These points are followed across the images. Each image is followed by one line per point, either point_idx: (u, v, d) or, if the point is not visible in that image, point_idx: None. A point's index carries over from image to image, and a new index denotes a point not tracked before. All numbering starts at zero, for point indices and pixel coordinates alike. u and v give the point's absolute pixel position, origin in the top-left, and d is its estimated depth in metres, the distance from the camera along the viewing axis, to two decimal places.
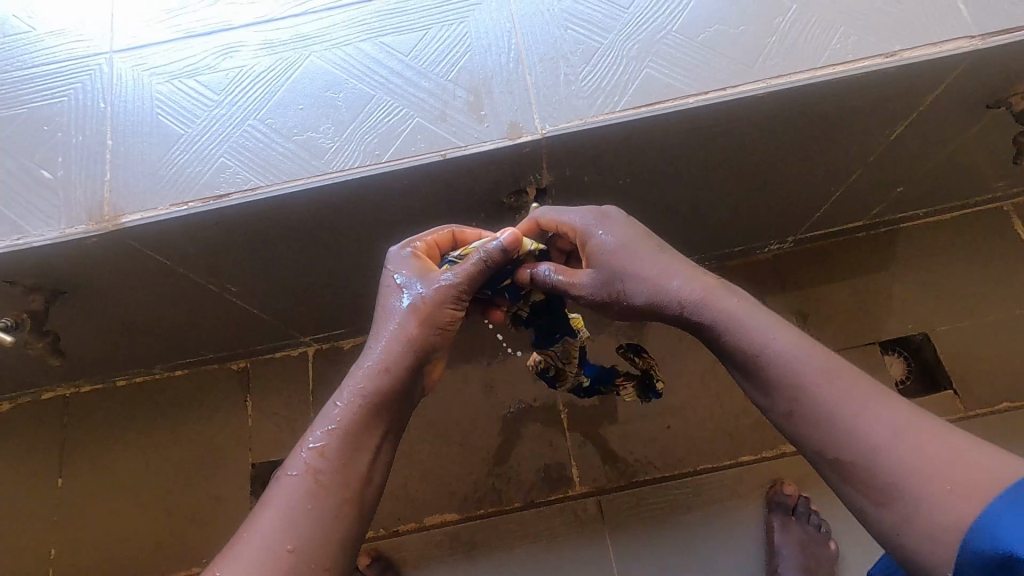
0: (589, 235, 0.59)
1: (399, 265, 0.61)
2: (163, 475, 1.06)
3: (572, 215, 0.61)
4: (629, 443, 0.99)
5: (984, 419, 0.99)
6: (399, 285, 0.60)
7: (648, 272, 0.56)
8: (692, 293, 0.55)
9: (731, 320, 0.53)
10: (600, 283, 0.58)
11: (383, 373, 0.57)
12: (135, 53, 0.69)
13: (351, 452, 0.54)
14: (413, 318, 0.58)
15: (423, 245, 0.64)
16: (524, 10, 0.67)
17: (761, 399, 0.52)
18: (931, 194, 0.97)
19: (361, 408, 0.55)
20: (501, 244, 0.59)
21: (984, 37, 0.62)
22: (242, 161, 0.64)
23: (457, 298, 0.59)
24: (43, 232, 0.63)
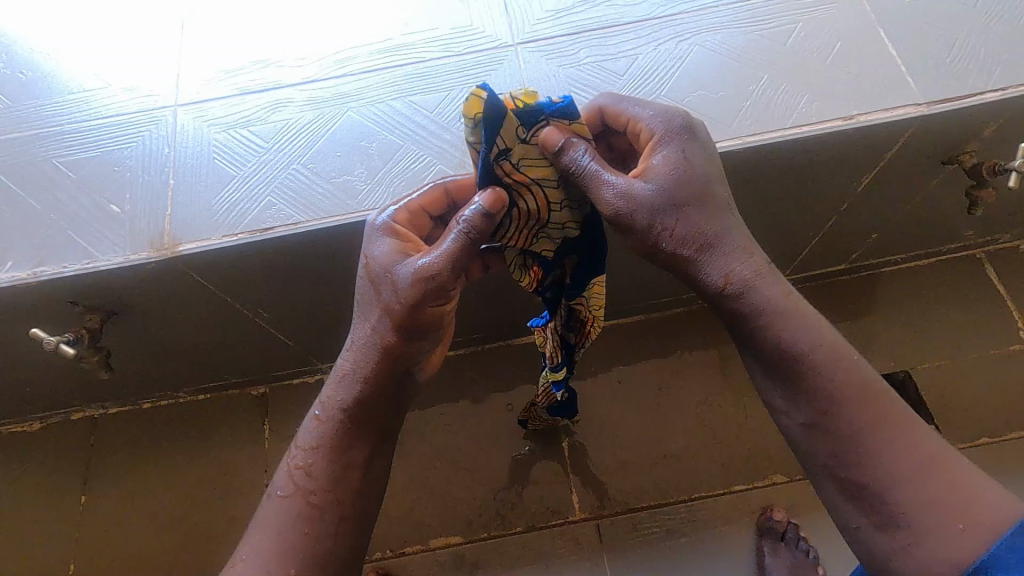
0: (660, 149, 0.54)
1: (374, 251, 0.58)
2: (182, 494, 1.11)
3: (654, 117, 0.55)
4: (628, 469, 1.04)
5: (970, 452, 1.04)
6: (374, 278, 0.58)
7: (702, 226, 0.53)
8: (743, 268, 0.54)
9: (780, 315, 0.55)
10: (638, 205, 0.52)
11: (360, 386, 0.59)
12: (197, 107, 0.79)
13: (339, 469, 0.60)
14: (389, 323, 0.57)
15: (401, 218, 0.60)
16: (534, 75, 0.78)
17: (785, 404, 0.58)
18: (905, 241, 1.05)
19: (337, 425, 0.60)
20: (483, 210, 0.53)
21: (930, 104, 0.71)
22: (286, 200, 0.73)
23: (435, 294, 0.55)
24: (109, 257, 0.72)
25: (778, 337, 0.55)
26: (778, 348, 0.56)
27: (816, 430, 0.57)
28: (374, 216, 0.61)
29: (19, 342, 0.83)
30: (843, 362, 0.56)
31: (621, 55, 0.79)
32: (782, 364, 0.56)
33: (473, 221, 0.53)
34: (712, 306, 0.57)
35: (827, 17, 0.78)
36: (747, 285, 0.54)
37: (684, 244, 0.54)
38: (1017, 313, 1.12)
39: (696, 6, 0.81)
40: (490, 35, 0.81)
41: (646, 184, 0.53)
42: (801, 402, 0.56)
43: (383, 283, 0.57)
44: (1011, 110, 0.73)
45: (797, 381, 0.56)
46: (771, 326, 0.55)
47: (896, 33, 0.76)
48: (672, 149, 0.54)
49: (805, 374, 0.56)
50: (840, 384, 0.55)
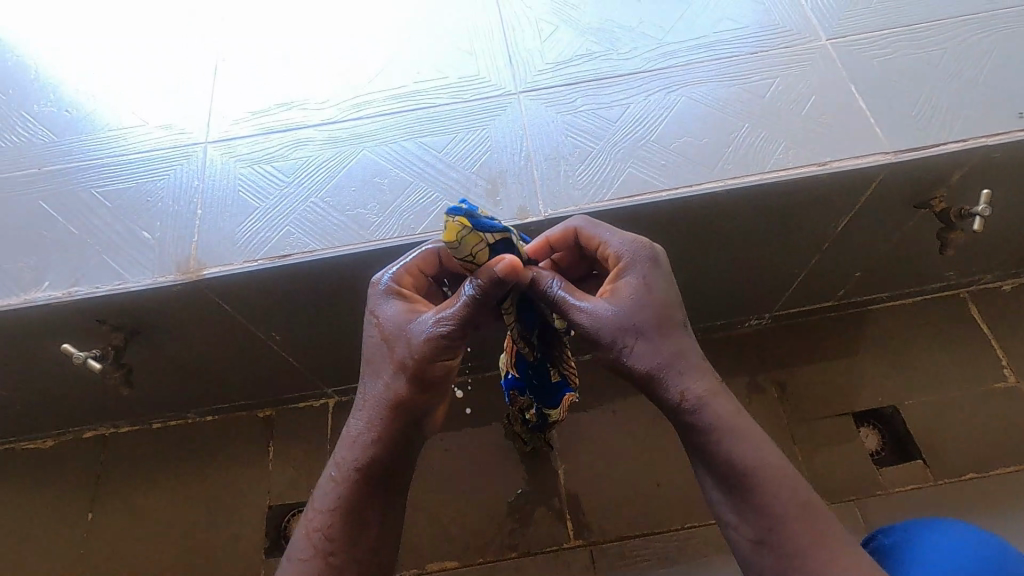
0: (624, 276, 0.59)
1: (383, 311, 0.62)
2: (183, 514, 1.12)
3: (623, 246, 0.60)
4: (620, 497, 1.07)
5: (955, 488, 1.01)
6: (388, 336, 0.61)
7: (656, 349, 0.56)
8: (698, 385, 0.57)
9: (735, 433, 0.57)
10: (602, 325, 0.56)
11: (373, 443, 0.61)
12: (226, 144, 0.87)
13: (357, 526, 0.61)
14: (402, 378, 0.60)
15: (401, 283, 0.63)
16: (535, 120, 0.85)
17: (734, 518, 0.57)
18: (890, 280, 1.08)
19: (350, 485, 0.61)
20: (497, 272, 0.54)
21: (897, 153, 0.78)
22: (302, 229, 0.80)
23: (446, 351, 0.59)
24: (139, 279, 0.78)
25: (731, 453, 0.56)
26: (732, 461, 0.56)
27: (764, 546, 0.56)
28: (379, 277, 0.64)
29: (51, 357, 0.89)
30: (791, 487, 0.56)
31: (614, 104, 0.86)
32: (730, 476, 0.56)
33: (485, 286, 0.55)
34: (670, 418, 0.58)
35: (804, 71, 0.86)
36: (701, 403, 0.56)
37: (645, 363, 0.56)
38: (1000, 352, 1.11)
39: (684, 61, 0.89)
40: (495, 84, 0.89)
41: (609, 306, 0.57)
42: (750, 516, 0.56)
43: (397, 341, 0.60)
44: (973, 160, 0.79)
45: (747, 494, 0.56)
46: (722, 442, 0.56)
47: (866, 87, 0.83)
48: (637, 277, 0.58)
49: (757, 488, 0.56)
50: (787, 503, 0.55)
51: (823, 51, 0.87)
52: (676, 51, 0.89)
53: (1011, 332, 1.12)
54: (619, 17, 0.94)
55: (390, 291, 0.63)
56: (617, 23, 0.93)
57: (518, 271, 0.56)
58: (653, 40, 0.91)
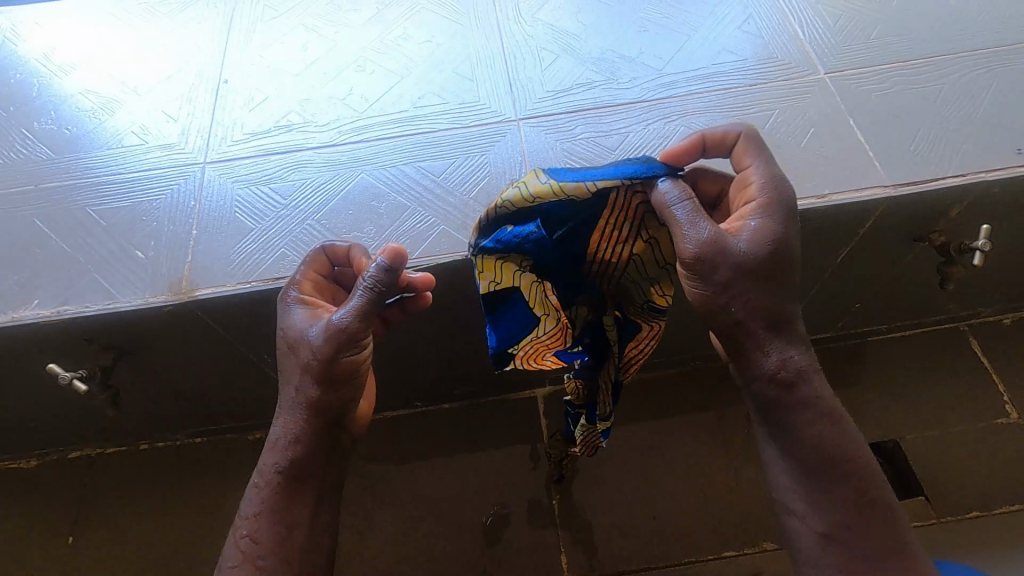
0: (759, 215, 0.56)
1: (288, 318, 0.63)
2: (158, 538, 1.03)
3: (767, 183, 0.57)
4: (616, 530, 0.98)
5: (958, 528, 0.96)
6: (291, 340, 0.62)
7: (765, 304, 0.54)
8: (799, 356, 0.55)
9: (826, 417, 0.55)
10: (722, 258, 0.53)
11: (289, 447, 0.61)
12: (225, 165, 0.87)
13: (283, 529, 0.60)
14: (310, 379, 0.60)
15: (307, 288, 0.65)
16: (534, 147, 0.85)
17: (804, 507, 0.56)
18: (893, 312, 1.05)
19: (272, 489, 0.61)
20: (384, 262, 0.56)
21: (895, 187, 0.78)
22: (298, 251, 0.79)
23: (348, 348, 0.59)
24: (131, 299, 0.77)
25: (815, 439, 0.55)
26: (814, 448, 0.55)
27: (832, 537, 0.55)
28: (283, 291, 0.66)
29: (39, 374, 0.86)
30: (866, 481, 0.55)
31: (614, 132, 0.86)
32: (811, 461, 0.55)
33: (377, 275, 0.57)
34: (750, 392, 0.57)
35: (801, 105, 0.86)
36: (799, 377, 0.55)
37: (751, 316, 0.54)
38: (1000, 385, 1.06)
39: (683, 91, 0.89)
40: (495, 111, 0.89)
41: (739, 242, 0.54)
42: (824, 508, 0.55)
43: (301, 344, 0.61)
44: (971, 196, 0.79)
45: (822, 480, 0.55)
46: (813, 423, 0.55)
47: (862, 121, 0.84)
48: (773, 220, 0.55)
49: (834, 476, 0.55)
50: (862, 496, 0.55)
51: (821, 84, 0.88)
52: (677, 82, 0.90)
53: (1014, 367, 1.07)
54: (619, 46, 0.95)
55: (292, 301, 0.64)
56: (618, 53, 0.94)
57: (406, 256, 0.57)
58: (653, 70, 0.92)
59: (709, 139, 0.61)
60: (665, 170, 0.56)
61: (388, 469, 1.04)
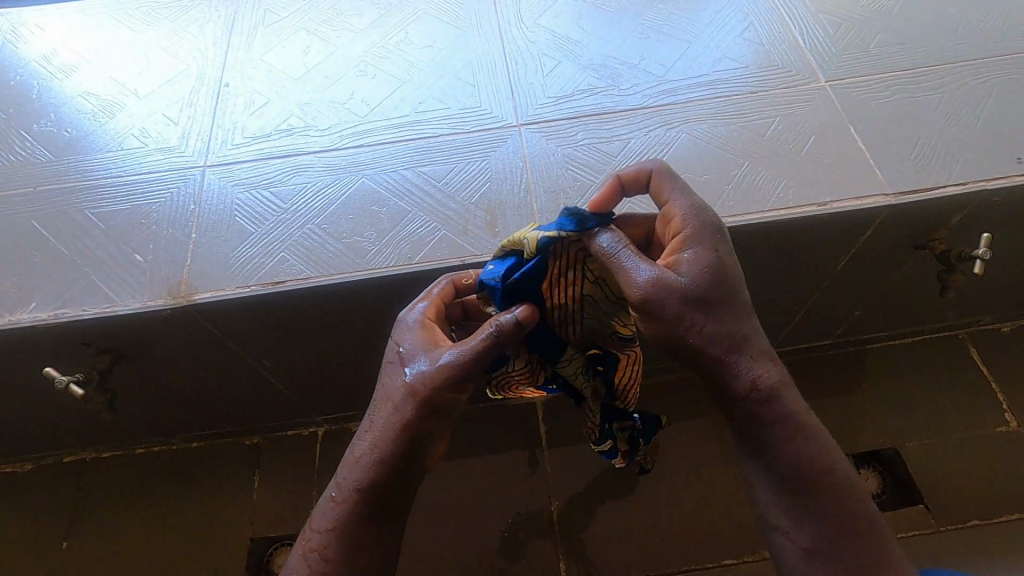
0: (690, 245, 0.55)
1: (403, 337, 0.61)
2: (154, 544, 1.02)
3: (689, 212, 0.56)
4: (614, 537, 0.97)
5: (958, 536, 0.96)
6: (404, 359, 0.60)
7: (722, 330, 0.53)
8: (770, 374, 0.54)
9: (800, 429, 0.54)
10: (666, 295, 0.51)
11: (373, 467, 0.57)
12: (225, 168, 0.86)
13: (354, 551, 0.57)
14: (410, 405, 0.57)
15: (431, 308, 0.64)
16: (535, 153, 0.85)
17: (787, 524, 0.55)
18: (892, 319, 1.05)
19: (350, 507, 0.57)
20: (515, 317, 0.55)
21: (897, 195, 0.78)
22: (298, 256, 0.79)
23: (459, 382, 0.56)
24: (129, 303, 0.76)
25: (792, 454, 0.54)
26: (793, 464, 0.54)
27: (817, 552, 0.54)
28: (404, 312, 0.64)
29: (36, 377, 0.86)
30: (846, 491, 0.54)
31: (614, 138, 0.86)
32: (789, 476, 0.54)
33: (507, 325, 0.55)
34: (728, 408, 0.55)
35: (802, 112, 0.86)
36: (774, 393, 0.53)
37: (714, 342, 0.52)
38: (1000, 394, 1.05)
39: (683, 99, 0.89)
40: (496, 116, 0.89)
41: (678, 277, 0.53)
42: (807, 524, 0.54)
43: (411, 367, 0.58)
44: (972, 204, 0.79)
45: (801, 492, 0.54)
46: (790, 438, 0.54)
47: (863, 129, 0.84)
48: (703, 247, 0.55)
49: (813, 488, 0.54)
50: (843, 509, 0.54)
51: (821, 92, 0.88)
52: (678, 88, 0.90)
53: (1013, 376, 1.07)
54: (620, 53, 0.95)
55: (413, 319, 0.62)
56: (619, 59, 0.94)
57: (536, 316, 0.56)
58: (653, 77, 0.92)
59: (625, 181, 0.61)
60: (597, 219, 0.56)
61: None
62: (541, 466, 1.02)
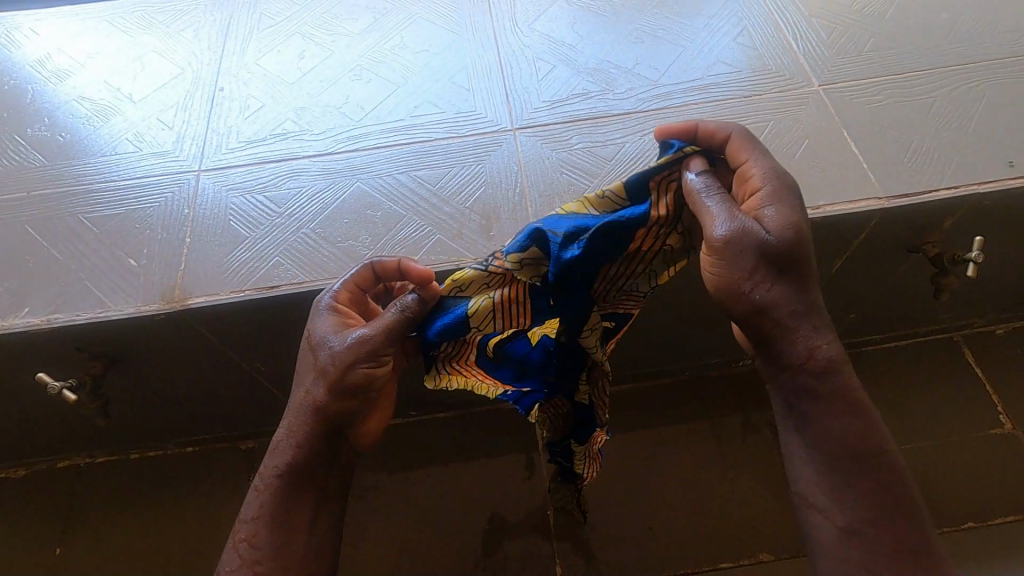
0: (771, 203, 0.53)
1: (316, 321, 0.62)
2: (147, 550, 1.01)
3: (770, 171, 0.54)
4: (611, 540, 0.97)
5: (954, 538, 0.96)
6: (314, 343, 0.60)
7: (796, 293, 0.51)
8: (830, 349, 0.52)
9: (856, 409, 0.52)
10: (743, 250, 0.50)
11: (292, 452, 0.59)
12: (220, 172, 0.86)
13: (284, 537, 0.58)
14: (322, 385, 0.59)
15: (343, 293, 0.64)
16: (530, 157, 0.85)
17: (827, 503, 0.52)
18: (887, 322, 1.05)
19: (272, 495, 0.59)
20: (422, 293, 0.57)
21: (890, 199, 0.79)
22: (292, 260, 0.79)
23: (372, 355, 0.58)
24: (122, 307, 0.76)
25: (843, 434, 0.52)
26: (843, 445, 0.52)
27: (856, 535, 0.51)
28: (318, 297, 0.64)
29: (28, 382, 0.85)
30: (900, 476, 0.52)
31: (609, 142, 0.86)
32: (841, 455, 0.52)
33: (416, 302, 0.58)
34: (778, 382, 0.53)
35: (796, 116, 0.87)
36: (831, 367, 0.51)
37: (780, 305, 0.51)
38: (995, 397, 1.06)
39: (678, 103, 0.90)
40: (491, 121, 0.89)
41: (761, 231, 0.51)
42: (848, 504, 0.51)
43: (321, 348, 0.59)
44: (966, 207, 0.79)
45: (846, 473, 0.52)
46: (840, 414, 0.52)
47: (856, 133, 0.84)
48: (784, 204, 0.53)
49: (862, 468, 0.52)
50: (895, 498, 0.51)
51: (814, 95, 0.88)
52: (672, 93, 0.91)
53: (1008, 377, 1.07)
54: (615, 57, 0.95)
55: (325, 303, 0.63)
56: (614, 63, 0.94)
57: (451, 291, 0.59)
58: (648, 81, 0.92)
59: (701, 132, 0.57)
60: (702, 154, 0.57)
61: (381, 479, 1.03)
62: (538, 469, 1.02)
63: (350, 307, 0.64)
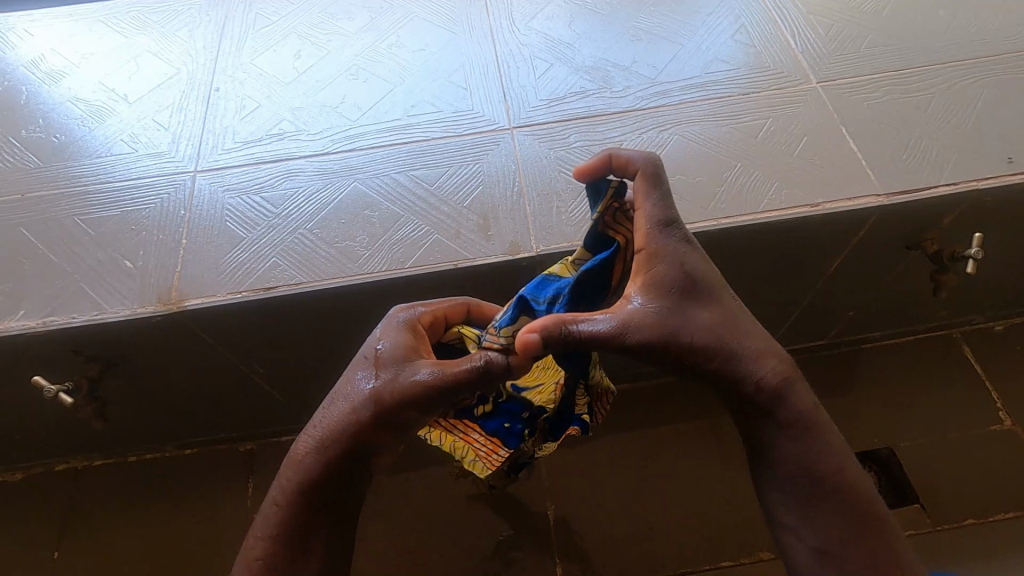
0: (653, 261, 0.52)
1: (387, 334, 0.60)
2: (146, 552, 1.01)
3: (656, 226, 0.52)
4: (611, 540, 0.97)
5: (955, 536, 0.96)
6: (376, 358, 0.58)
7: (714, 340, 0.52)
8: (772, 376, 0.54)
9: (812, 431, 0.55)
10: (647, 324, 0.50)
11: (317, 471, 0.57)
12: (216, 173, 0.86)
13: (297, 553, 0.59)
14: (370, 411, 0.55)
15: (425, 317, 0.62)
16: (528, 156, 0.85)
17: (795, 522, 0.56)
18: (886, 319, 1.05)
19: (288, 511, 0.58)
20: (508, 362, 0.52)
21: (889, 196, 0.78)
22: (289, 261, 0.78)
23: (422, 403, 0.54)
24: (118, 309, 0.76)
25: (807, 451, 0.55)
26: (804, 461, 0.55)
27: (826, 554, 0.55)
28: (396, 311, 0.62)
29: (24, 386, 0.85)
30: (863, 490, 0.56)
31: (607, 140, 0.86)
32: (803, 478, 0.55)
33: (501, 365, 0.52)
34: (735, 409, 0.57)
35: (794, 114, 0.87)
36: (779, 394, 0.54)
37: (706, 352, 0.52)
38: (993, 393, 1.06)
39: (675, 101, 0.89)
40: (489, 119, 0.89)
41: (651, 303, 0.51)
42: (814, 521, 0.55)
43: (381, 369, 0.57)
44: (963, 203, 0.79)
45: (813, 491, 0.55)
46: (801, 438, 0.55)
47: (855, 129, 0.84)
48: (668, 263, 0.52)
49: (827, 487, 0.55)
50: (861, 512, 0.55)
51: (812, 92, 0.88)
52: (670, 90, 0.90)
53: (1006, 374, 1.07)
54: (612, 55, 0.95)
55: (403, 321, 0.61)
56: (612, 61, 0.94)
57: (536, 369, 0.53)
58: (645, 79, 0.92)
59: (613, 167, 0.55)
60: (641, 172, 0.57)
61: (380, 480, 1.03)
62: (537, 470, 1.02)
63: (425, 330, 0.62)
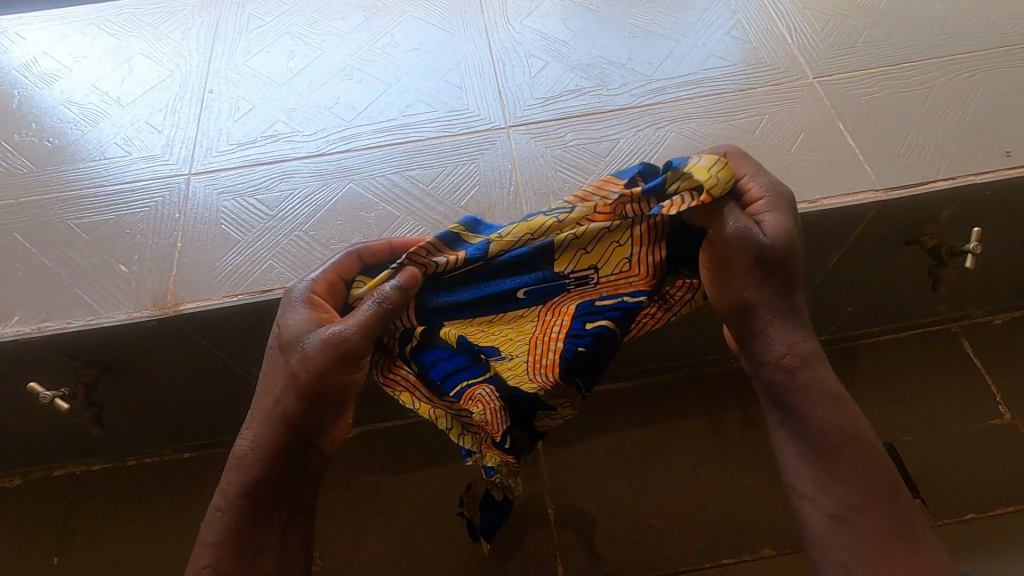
0: (770, 212, 0.58)
1: (291, 314, 0.61)
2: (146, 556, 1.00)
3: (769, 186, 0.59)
4: (611, 537, 0.97)
5: (955, 530, 0.96)
6: (284, 342, 0.61)
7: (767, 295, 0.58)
8: (804, 344, 0.59)
9: (831, 399, 0.58)
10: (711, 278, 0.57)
11: (256, 466, 0.61)
12: (210, 176, 0.86)
13: (248, 549, 0.62)
14: (291, 394, 0.60)
15: (321, 283, 0.63)
16: (524, 155, 0.85)
17: (814, 491, 0.58)
18: (886, 314, 1.05)
19: (235, 511, 0.62)
20: (397, 284, 0.57)
21: (887, 191, 0.78)
22: (285, 263, 0.78)
23: (342, 364, 0.58)
24: (114, 315, 0.75)
25: (833, 415, 0.58)
26: (823, 427, 0.58)
27: (841, 522, 0.56)
28: (295, 286, 0.64)
29: (20, 393, 0.84)
30: (881, 461, 0.58)
31: (604, 138, 0.86)
32: (823, 443, 0.58)
33: (393, 294, 0.57)
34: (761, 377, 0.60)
35: (791, 110, 0.86)
36: (805, 360, 0.59)
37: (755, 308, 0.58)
38: (994, 387, 1.05)
39: (673, 97, 0.89)
40: (484, 119, 0.88)
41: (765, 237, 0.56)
42: (832, 490, 0.57)
43: (293, 352, 0.60)
44: (962, 198, 0.79)
45: (833, 460, 0.57)
46: (817, 404, 0.58)
47: (853, 124, 0.84)
48: (778, 216, 0.58)
49: (843, 456, 0.57)
50: (877, 484, 0.56)
51: (809, 88, 0.88)
52: (667, 87, 0.90)
53: (1006, 367, 1.07)
54: (608, 53, 0.94)
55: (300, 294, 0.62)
56: (607, 59, 0.94)
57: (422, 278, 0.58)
58: (642, 76, 0.91)
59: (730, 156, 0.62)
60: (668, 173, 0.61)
61: (380, 481, 1.03)
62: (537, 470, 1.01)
63: (325, 296, 0.63)
